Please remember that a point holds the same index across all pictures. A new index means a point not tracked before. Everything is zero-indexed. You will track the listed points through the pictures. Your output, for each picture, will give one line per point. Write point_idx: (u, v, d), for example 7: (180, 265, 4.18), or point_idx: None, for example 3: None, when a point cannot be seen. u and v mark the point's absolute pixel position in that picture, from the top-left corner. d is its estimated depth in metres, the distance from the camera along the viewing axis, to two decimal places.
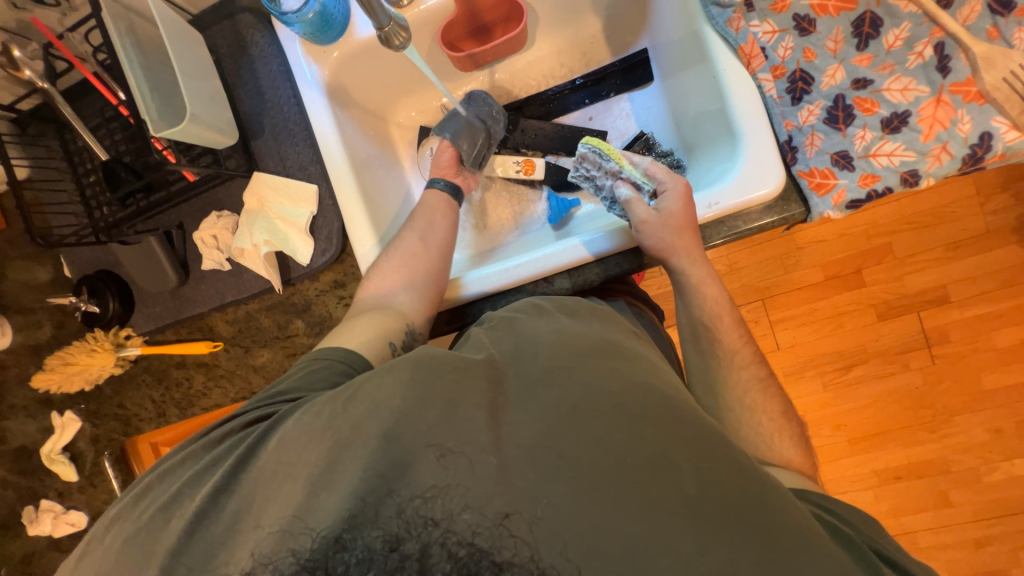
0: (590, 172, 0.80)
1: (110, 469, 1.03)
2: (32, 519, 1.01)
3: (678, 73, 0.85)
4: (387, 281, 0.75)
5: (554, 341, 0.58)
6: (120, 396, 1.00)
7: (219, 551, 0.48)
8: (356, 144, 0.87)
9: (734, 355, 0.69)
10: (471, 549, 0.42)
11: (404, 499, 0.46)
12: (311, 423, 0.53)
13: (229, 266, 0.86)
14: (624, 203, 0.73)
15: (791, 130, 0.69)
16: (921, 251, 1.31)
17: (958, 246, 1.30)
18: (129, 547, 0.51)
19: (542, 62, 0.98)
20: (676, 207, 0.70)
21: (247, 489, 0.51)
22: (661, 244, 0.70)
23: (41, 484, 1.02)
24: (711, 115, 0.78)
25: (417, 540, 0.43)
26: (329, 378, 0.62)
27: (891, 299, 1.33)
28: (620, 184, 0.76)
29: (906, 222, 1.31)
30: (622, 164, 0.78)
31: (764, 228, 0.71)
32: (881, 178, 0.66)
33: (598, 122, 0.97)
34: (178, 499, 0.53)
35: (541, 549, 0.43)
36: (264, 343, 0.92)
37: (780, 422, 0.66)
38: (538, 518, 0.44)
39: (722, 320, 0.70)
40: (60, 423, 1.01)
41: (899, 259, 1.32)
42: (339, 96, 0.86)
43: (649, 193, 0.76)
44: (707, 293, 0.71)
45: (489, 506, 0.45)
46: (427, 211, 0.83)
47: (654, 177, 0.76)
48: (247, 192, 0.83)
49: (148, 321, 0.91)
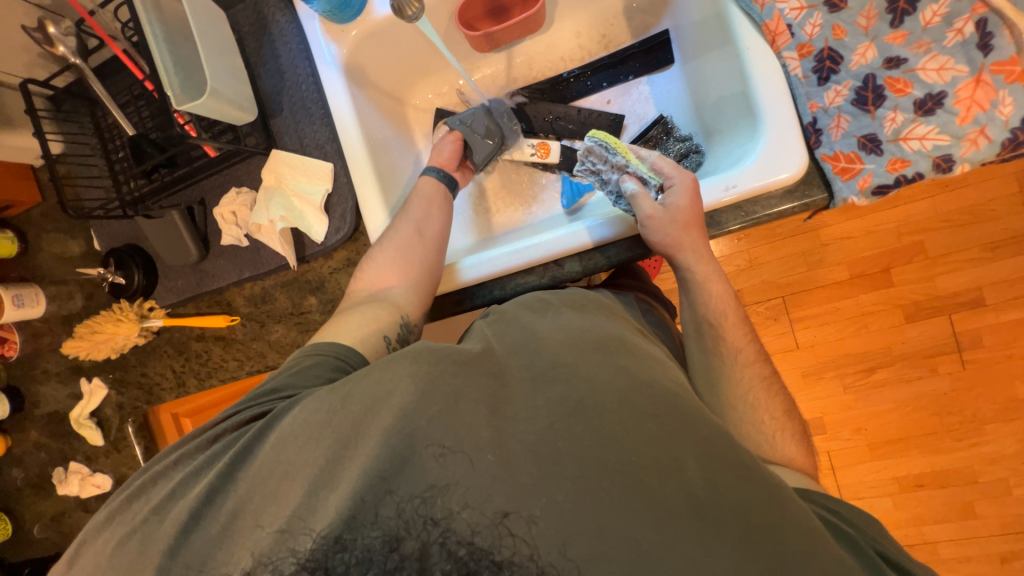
0: (597, 166, 0.76)
1: (136, 437, 1.06)
2: (63, 479, 1.10)
3: (701, 55, 0.83)
4: (375, 277, 0.75)
5: (560, 338, 0.58)
6: (145, 365, 1.02)
7: (219, 548, 0.50)
8: (372, 124, 0.88)
9: (738, 353, 0.67)
10: (471, 548, 0.45)
11: (404, 499, 0.47)
12: (307, 422, 0.53)
13: (247, 242, 0.88)
14: (629, 198, 0.71)
15: (817, 111, 0.66)
16: (953, 251, 1.25)
17: (994, 247, 1.23)
18: (127, 546, 0.52)
19: (561, 43, 0.96)
20: (683, 202, 0.68)
21: (243, 489, 0.52)
22: (667, 240, 0.69)
23: (69, 447, 1.10)
24: (733, 99, 0.77)
25: (417, 540, 0.45)
26: (321, 374, 0.61)
27: (920, 300, 1.27)
28: (626, 179, 0.73)
29: (938, 220, 1.25)
30: (629, 159, 0.74)
31: (783, 215, 0.68)
32: (911, 163, 0.63)
33: (615, 105, 0.95)
34: (172, 499, 0.53)
35: (540, 548, 0.44)
36: (278, 318, 0.91)
37: (782, 421, 0.65)
38: (537, 518, 0.45)
39: (727, 317, 0.68)
40: (88, 390, 1.06)
41: (929, 259, 1.26)
42: (356, 76, 0.87)
43: (655, 187, 0.73)
44: (712, 291, 0.70)
45: (488, 505, 0.45)
46: (423, 201, 0.81)
47: (661, 172, 0.73)
48: (266, 169, 0.85)
49: (171, 294, 0.94)
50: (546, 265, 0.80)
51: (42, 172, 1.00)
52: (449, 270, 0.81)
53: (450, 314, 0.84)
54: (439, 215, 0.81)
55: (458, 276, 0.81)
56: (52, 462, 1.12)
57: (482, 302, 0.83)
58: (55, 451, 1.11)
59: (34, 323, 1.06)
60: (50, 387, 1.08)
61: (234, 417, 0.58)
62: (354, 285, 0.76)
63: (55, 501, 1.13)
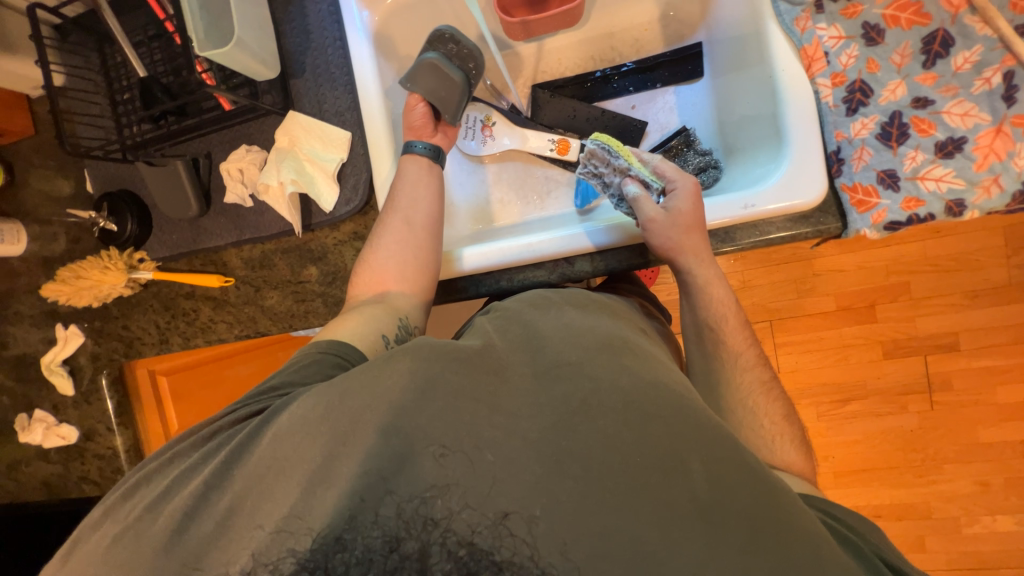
0: (598, 168, 0.78)
1: (108, 388, 1.03)
2: (26, 426, 1.06)
3: (732, 72, 0.83)
4: (375, 274, 0.73)
5: (563, 336, 0.57)
6: (127, 318, 0.99)
7: (214, 546, 0.48)
8: (394, 98, 0.86)
9: (739, 357, 0.69)
10: (471, 548, 0.44)
11: (403, 499, 0.46)
12: (306, 417, 0.51)
13: (251, 203, 0.86)
14: (631, 201, 0.72)
15: (841, 141, 0.67)
16: (937, 295, 1.29)
17: (975, 295, 1.28)
18: (119, 543, 0.51)
19: (593, 40, 0.95)
20: (685, 206, 0.69)
21: (240, 485, 0.50)
22: (667, 244, 0.69)
23: (35, 394, 1.06)
24: (760, 119, 0.77)
25: (417, 540, 0.44)
26: (319, 371, 0.60)
27: (899, 338, 1.31)
28: (629, 181, 0.74)
29: (926, 263, 1.29)
30: (631, 162, 0.76)
31: (795, 237, 0.70)
32: (925, 203, 0.64)
33: (640, 112, 0.95)
34: (168, 495, 0.52)
35: (540, 549, 0.44)
36: (275, 284, 0.89)
37: (780, 425, 0.66)
38: (537, 518, 0.44)
39: (728, 322, 0.69)
40: (64, 336, 1.01)
41: (913, 301, 1.30)
42: (383, 47, 0.85)
43: (657, 191, 0.74)
44: (713, 295, 0.70)
45: (489, 505, 0.45)
46: (410, 184, 0.77)
47: (662, 176, 0.75)
48: (280, 130, 0.82)
49: (164, 247, 0.91)
50: (556, 263, 0.80)
51: (38, 104, 0.95)
52: (450, 255, 0.80)
53: (454, 299, 0.83)
54: (435, 205, 0.77)
55: (459, 263, 0.79)
56: (14, 408, 1.07)
57: (487, 291, 0.82)
58: (19, 397, 1.07)
59: (11, 261, 1.01)
60: (21, 329, 1.03)
61: (231, 418, 0.56)
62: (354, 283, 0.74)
63: (14, 448, 1.08)
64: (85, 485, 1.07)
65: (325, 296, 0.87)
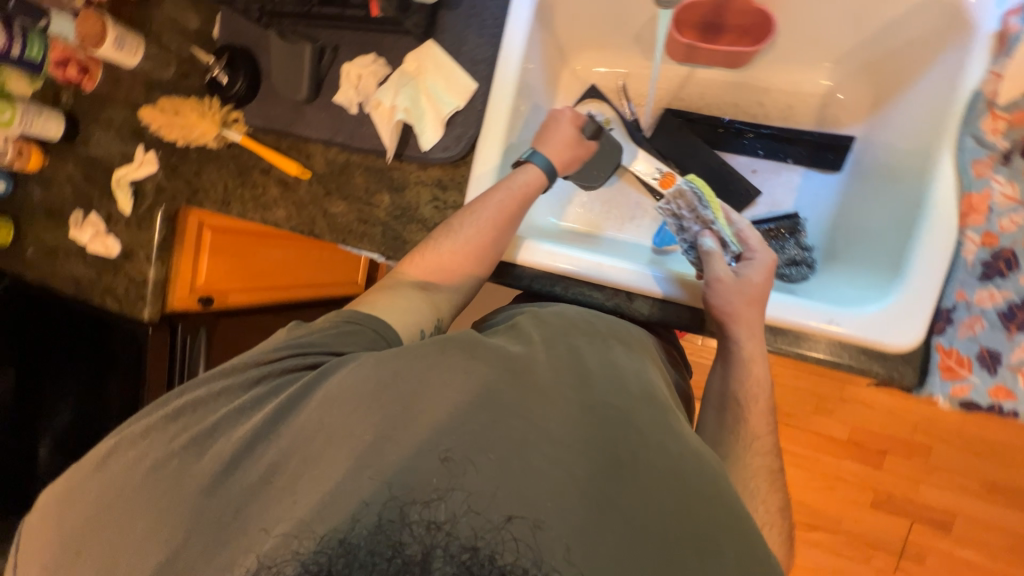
0: (680, 210, 0.74)
1: (160, 223, 1.06)
2: (78, 223, 1.12)
3: (876, 181, 0.78)
4: (442, 262, 0.72)
5: (604, 374, 0.57)
6: (201, 167, 1.01)
7: (252, 500, 0.48)
8: (531, 69, 0.83)
9: (755, 439, 0.65)
10: (473, 555, 0.40)
11: (406, 503, 0.44)
12: (356, 387, 0.52)
13: (355, 111, 0.86)
14: (704, 254, 0.70)
15: (959, 302, 0.62)
16: (953, 471, 1.24)
17: (990, 488, 1.22)
18: (160, 471, 0.51)
19: (746, 89, 0.89)
20: (756, 279, 0.67)
21: (287, 444, 0.50)
22: (727, 308, 0.67)
23: (97, 198, 1.11)
24: (884, 242, 0.72)
25: (421, 545, 0.40)
26: (360, 342, 0.61)
27: (894, 493, 1.27)
28: (707, 235, 0.71)
29: (957, 437, 1.23)
30: (718, 217, 0.72)
31: (867, 373, 0.66)
32: (1014, 398, 0.60)
33: (757, 178, 0.89)
34: (213, 434, 0.52)
35: (544, 554, 0.41)
36: (346, 196, 0.89)
37: (774, 517, 0.62)
38: (543, 524, 0.43)
39: (756, 401, 0.67)
40: (140, 159, 1.05)
41: (926, 465, 1.25)
42: (544, 15, 0.81)
43: (733, 254, 0.71)
44: (751, 371, 0.67)
45: (495, 509, 0.43)
46: (507, 192, 0.74)
47: (744, 241, 0.72)
48: (412, 54, 0.82)
49: (260, 117, 0.92)
50: (616, 291, 0.78)
51: None
52: (520, 242, 0.80)
53: (500, 280, 0.82)
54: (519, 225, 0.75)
55: (526, 253, 0.79)
56: (74, 201, 1.13)
57: (535, 289, 0.80)
58: (83, 195, 1.12)
59: (121, 71, 1.05)
60: (106, 134, 1.07)
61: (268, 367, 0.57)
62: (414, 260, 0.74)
63: (63, 236, 1.15)
64: (106, 296, 1.12)
65: (386, 228, 0.87)
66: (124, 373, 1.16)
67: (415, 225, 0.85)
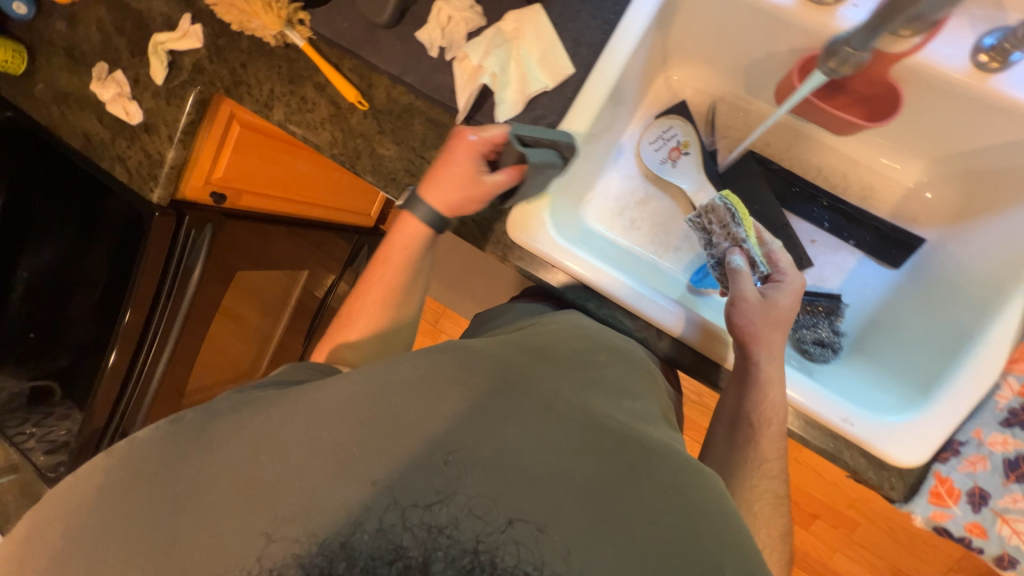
0: (711, 225, 0.79)
1: (191, 102, 0.98)
2: (101, 79, 1.03)
3: (931, 296, 0.78)
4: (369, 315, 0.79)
5: (601, 396, 0.61)
6: (250, 60, 0.92)
7: (258, 490, 0.48)
8: (632, 70, 0.78)
9: (762, 462, 0.68)
10: (473, 560, 0.44)
11: (404, 506, 0.47)
12: (371, 376, 0.55)
13: (434, 54, 0.79)
14: (732, 271, 0.73)
15: (972, 438, 0.64)
16: (858, 542, 1.52)
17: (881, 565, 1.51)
18: (157, 469, 0.49)
19: (834, 156, 0.86)
20: (784, 302, 0.70)
21: (302, 422, 0.52)
22: (750, 327, 0.68)
23: (127, 58, 1.02)
24: (920, 361, 0.73)
25: (421, 548, 0.44)
26: (306, 372, 0.64)
27: (808, 548, 1.54)
28: (736, 252, 0.74)
29: (872, 519, 1.51)
30: (749, 235, 0.75)
31: (857, 475, 0.67)
32: (985, 539, 0.63)
33: (814, 249, 0.87)
34: (206, 441, 0.51)
35: (547, 557, 0.45)
36: (399, 140, 0.83)
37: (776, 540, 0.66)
38: (547, 527, 0.47)
39: (769, 425, 0.67)
40: (184, 30, 0.95)
41: (842, 536, 1.52)
42: (663, 18, 0.76)
43: (760, 274, 0.75)
44: (768, 395, 0.67)
45: (499, 510, 0.47)
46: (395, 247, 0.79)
47: (773, 263, 0.75)
48: (513, 14, 0.75)
49: (328, 27, 0.85)
50: (647, 324, 0.77)
51: None
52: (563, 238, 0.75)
53: (534, 278, 0.78)
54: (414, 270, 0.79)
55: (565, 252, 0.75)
56: (99, 54, 1.04)
57: (571, 298, 0.78)
58: (110, 49, 1.03)
59: None
60: None
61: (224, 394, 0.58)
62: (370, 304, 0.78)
63: (79, 86, 1.06)
64: (116, 164, 1.06)
65: None
66: (115, 237, 1.11)
67: None
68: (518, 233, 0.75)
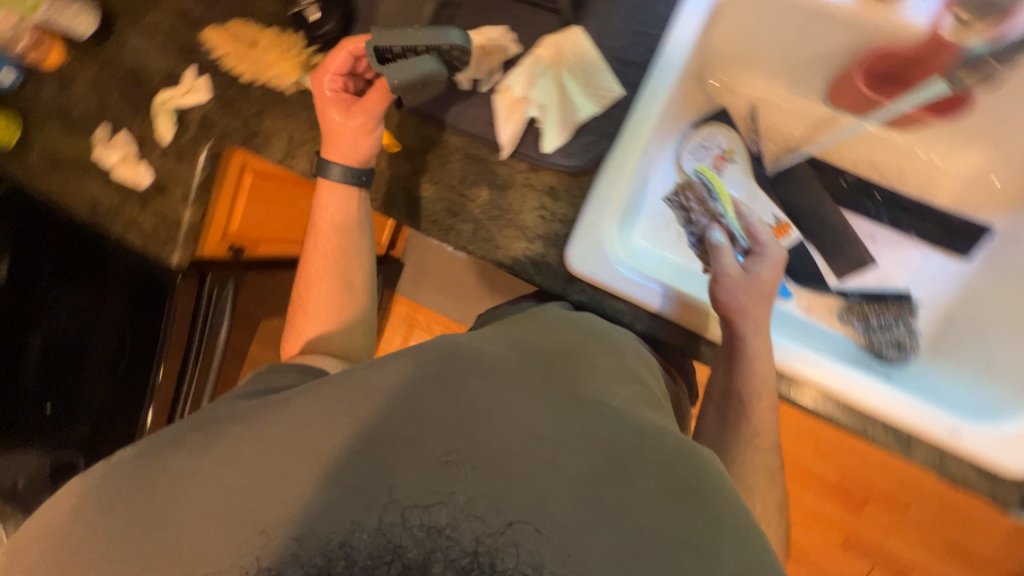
0: (689, 203, 0.82)
1: (205, 160, 0.93)
2: (104, 142, 0.98)
3: (1010, 285, 0.75)
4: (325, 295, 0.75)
5: (586, 380, 0.56)
6: (263, 111, 0.87)
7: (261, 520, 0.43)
8: (678, 88, 0.75)
9: (757, 430, 0.65)
10: (472, 560, 0.38)
11: (402, 505, 0.42)
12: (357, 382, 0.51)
13: (467, 88, 0.76)
14: (711, 247, 0.72)
15: None
16: (919, 525, 1.43)
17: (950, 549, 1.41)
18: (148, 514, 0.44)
19: (892, 150, 0.83)
20: (765, 275, 0.67)
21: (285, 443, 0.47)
22: (733, 303, 0.65)
23: (129, 119, 0.97)
24: (1013, 356, 0.70)
25: (421, 546, 0.38)
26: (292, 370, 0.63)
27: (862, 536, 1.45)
28: (715, 228, 0.76)
29: (935, 502, 1.41)
30: (726, 210, 0.78)
31: (968, 486, 0.66)
32: None
33: (876, 246, 0.84)
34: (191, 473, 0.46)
35: (547, 561, 0.40)
36: (436, 179, 0.78)
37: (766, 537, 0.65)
38: (542, 530, 0.42)
39: (760, 397, 0.63)
40: (190, 85, 0.91)
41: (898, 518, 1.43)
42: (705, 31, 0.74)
43: (742, 249, 0.72)
44: (756, 367, 0.64)
45: (498, 512, 0.42)
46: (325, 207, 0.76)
47: (753, 235, 0.71)
48: (547, 41, 0.73)
49: None
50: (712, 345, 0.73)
51: None
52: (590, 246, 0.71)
53: (562, 295, 0.76)
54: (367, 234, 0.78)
55: (579, 262, 0.71)
56: (100, 117, 0.99)
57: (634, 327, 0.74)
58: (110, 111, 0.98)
59: None
60: (146, 42, 0.95)
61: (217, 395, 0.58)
62: (323, 285, 0.75)
63: (73, 145, 1.01)
64: (130, 230, 0.99)
65: (478, 226, 0.77)
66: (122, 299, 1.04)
67: (513, 230, 0.75)
68: (577, 267, 0.70)
